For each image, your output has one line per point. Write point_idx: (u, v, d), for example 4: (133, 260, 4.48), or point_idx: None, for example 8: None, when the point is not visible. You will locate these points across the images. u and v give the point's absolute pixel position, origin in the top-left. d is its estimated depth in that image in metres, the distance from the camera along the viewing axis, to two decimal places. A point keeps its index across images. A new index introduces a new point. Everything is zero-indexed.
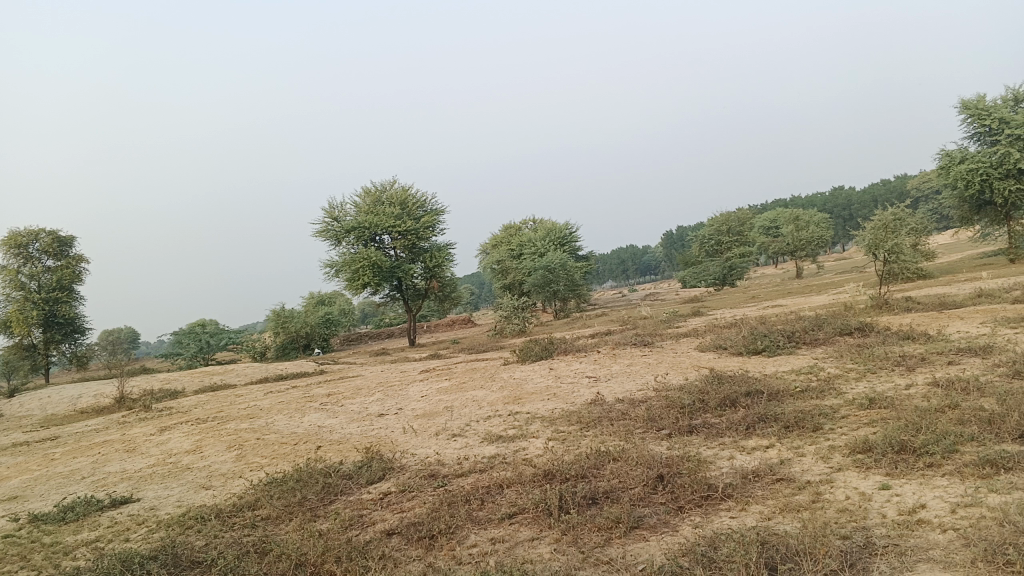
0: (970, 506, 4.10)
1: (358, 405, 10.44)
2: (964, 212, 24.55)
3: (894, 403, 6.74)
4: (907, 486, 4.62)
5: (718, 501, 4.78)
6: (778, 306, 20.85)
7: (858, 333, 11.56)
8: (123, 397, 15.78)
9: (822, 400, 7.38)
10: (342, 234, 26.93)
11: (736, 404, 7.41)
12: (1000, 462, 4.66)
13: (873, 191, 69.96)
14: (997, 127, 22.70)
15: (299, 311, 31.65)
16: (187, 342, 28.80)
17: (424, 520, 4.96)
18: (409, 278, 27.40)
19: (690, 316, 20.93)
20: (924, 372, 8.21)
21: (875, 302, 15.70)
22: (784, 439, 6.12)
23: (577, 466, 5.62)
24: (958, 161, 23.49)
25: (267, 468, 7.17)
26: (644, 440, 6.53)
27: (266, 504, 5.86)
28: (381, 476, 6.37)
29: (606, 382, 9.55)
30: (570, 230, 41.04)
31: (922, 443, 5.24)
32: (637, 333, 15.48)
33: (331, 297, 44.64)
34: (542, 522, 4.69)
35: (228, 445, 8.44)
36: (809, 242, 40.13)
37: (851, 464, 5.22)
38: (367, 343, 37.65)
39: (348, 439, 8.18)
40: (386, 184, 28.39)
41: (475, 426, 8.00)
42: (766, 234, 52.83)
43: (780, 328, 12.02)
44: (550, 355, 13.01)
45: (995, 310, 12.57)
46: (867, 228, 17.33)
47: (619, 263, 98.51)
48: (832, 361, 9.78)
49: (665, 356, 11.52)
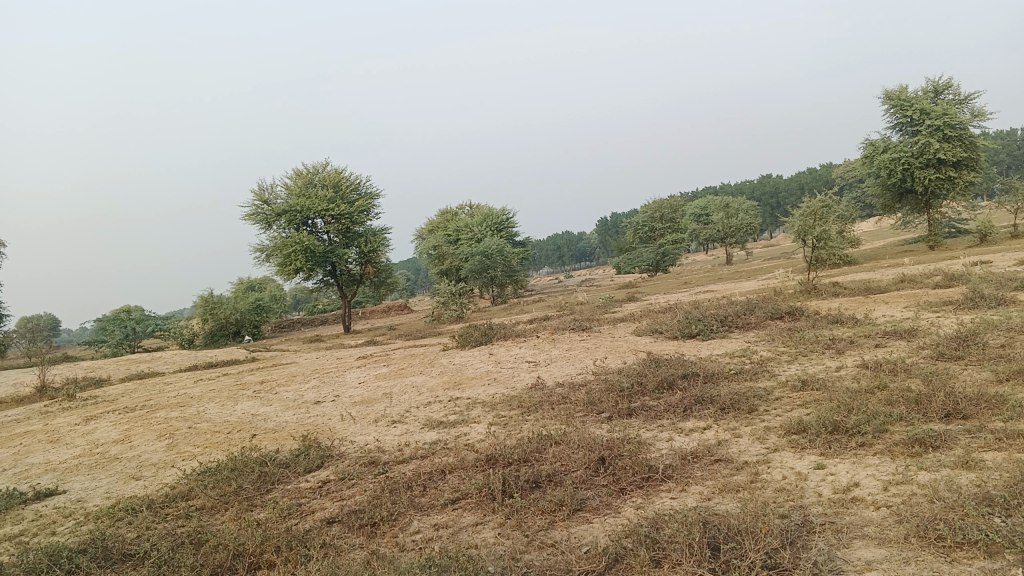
0: (901, 483, 4.23)
1: (295, 393, 10.26)
2: (887, 200, 25.40)
3: (825, 385, 6.92)
4: (840, 466, 4.75)
5: (658, 482, 4.83)
6: (710, 291, 21.26)
7: (788, 317, 11.86)
8: (45, 386, 15.18)
9: (756, 383, 7.54)
10: (273, 218, 26.34)
11: (674, 387, 7.51)
12: (928, 440, 4.83)
13: (800, 179, 71.78)
14: (918, 118, 23.48)
15: (229, 297, 30.92)
16: (112, 329, 27.88)
17: (365, 507, 4.89)
18: (343, 262, 27.00)
19: (626, 302, 21.20)
20: (853, 354, 8.47)
21: (804, 287, 16.13)
22: (721, 421, 6.23)
23: (519, 450, 5.62)
24: (881, 150, 24.25)
25: (200, 458, 6.97)
26: (585, 423, 6.56)
27: (200, 494, 5.70)
28: (320, 463, 6.26)
29: (545, 366, 9.58)
30: (506, 215, 41.04)
31: (854, 423, 5.39)
32: (575, 318, 15.59)
33: (262, 283, 43.78)
34: (485, 507, 4.67)
35: (159, 434, 8.19)
36: (740, 228, 41.00)
37: (786, 445, 5.34)
38: (301, 330, 37.07)
39: (284, 426, 8.02)
40: (318, 166, 27.86)
41: (415, 412, 7.94)
42: (698, 221, 53.75)
43: (715, 313, 12.25)
44: (489, 339, 13.00)
45: (916, 294, 13.04)
46: (796, 215, 17.79)
47: (555, 249, 99.13)
48: (765, 344, 10.01)
49: (603, 340, 11.62)
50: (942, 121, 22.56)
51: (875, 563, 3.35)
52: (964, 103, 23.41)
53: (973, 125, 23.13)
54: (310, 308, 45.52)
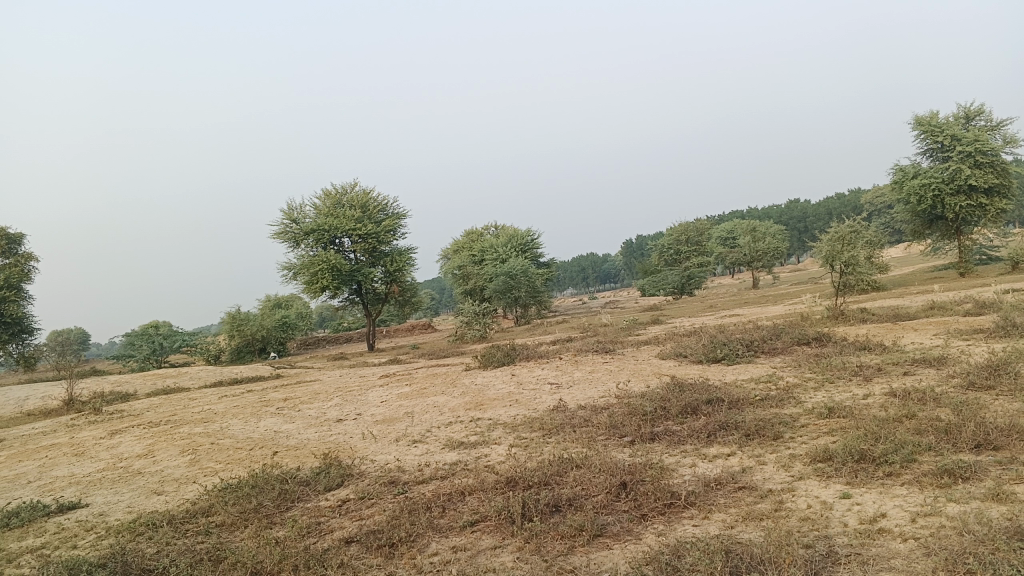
0: (930, 514, 4.14)
1: (317, 410, 10.28)
2: (916, 226, 25.10)
3: (852, 413, 6.81)
4: (867, 496, 4.65)
5: (680, 509, 4.77)
6: (736, 315, 21.07)
7: (815, 343, 11.71)
8: (72, 400, 15.34)
9: (781, 409, 7.43)
10: (300, 236, 26.58)
11: (697, 412, 7.42)
12: (957, 471, 4.73)
13: (828, 204, 71.21)
14: (949, 144, 23.23)
15: (255, 314, 31.18)
16: (140, 344, 28.20)
17: (384, 528, 4.87)
18: (369, 281, 27.15)
19: (650, 325, 21.08)
20: (881, 382, 8.33)
21: (831, 313, 15.93)
22: (745, 447, 6.15)
23: (540, 473, 5.57)
24: (911, 176, 24.00)
25: (221, 474, 7.00)
26: (606, 447, 6.50)
27: (220, 510, 5.71)
28: (340, 482, 6.25)
29: (568, 388, 9.53)
30: (532, 236, 41.08)
31: (882, 452, 5.29)
32: (599, 340, 15.51)
33: (288, 300, 44.13)
34: (505, 530, 4.63)
35: (182, 449, 8.24)
36: (766, 252, 40.71)
37: (812, 473, 5.25)
38: (325, 347, 37.26)
39: (306, 444, 8.04)
40: (346, 186, 28.11)
41: (436, 432, 7.92)
42: (724, 245, 53.47)
43: (740, 337, 12.13)
44: (512, 360, 12.97)
45: (947, 322, 12.83)
46: (824, 240, 17.63)
47: (580, 270, 98.99)
48: (791, 370, 9.89)
49: (626, 363, 11.54)
50: (974, 147, 22.30)
51: None
52: (996, 129, 23.14)
53: (1005, 152, 22.84)
54: (334, 326, 45.78)
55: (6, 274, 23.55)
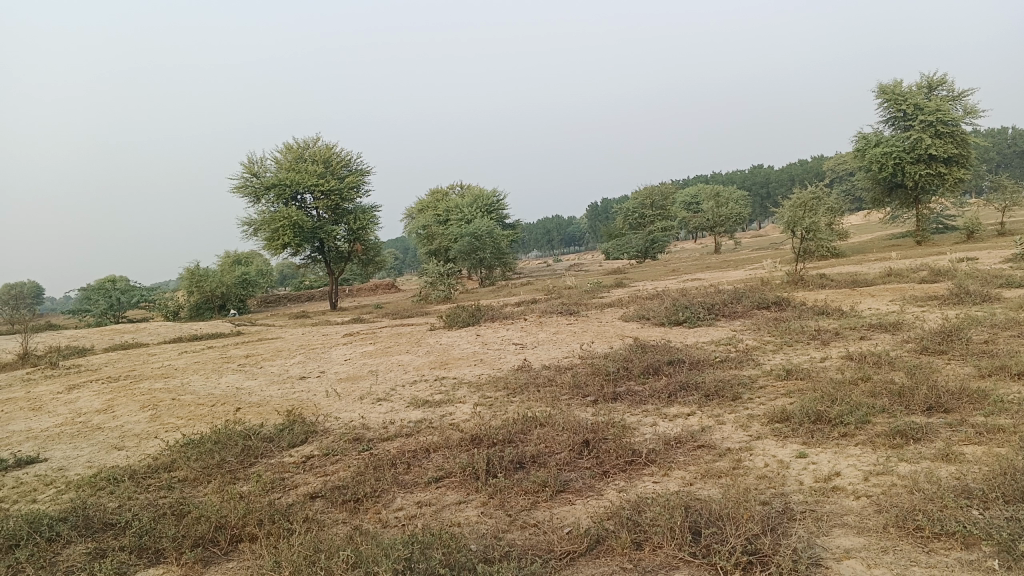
0: (882, 473, 4.28)
1: (279, 368, 10.25)
2: (877, 194, 25.45)
3: (810, 375, 6.96)
4: (822, 455, 4.78)
5: (641, 466, 4.86)
6: (698, 279, 21.27)
7: (775, 307, 11.95)
8: (28, 354, 15.10)
9: (740, 370, 7.59)
10: (261, 191, 26.15)
11: (659, 372, 7.55)
12: (909, 433, 4.87)
13: (791, 171, 71.94)
14: (911, 113, 23.49)
15: (215, 270, 30.72)
16: (96, 299, 27.81)
17: (349, 484, 4.89)
18: (332, 239, 26.91)
19: (613, 287, 21.20)
20: (838, 345, 8.53)
21: (792, 278, 16.18)
22: (705, 407, 6.27)
23: (504, 431, 5.62)
24: (873, 144, 24.31)
25: (183, 430, 6.94)
26: (569, 406, 6.59)
27: (183, 465, 5.68)
28: (304, 439, 6.25)
29: (532, 349, 9.60)
30: (498, 197, 40.95)
31: (837, 413, 5.43)
32: (563, 302, 15.57)
33: (249, 257, 43.58)
34: (469, 486, 4.68)
35: (142, 404, 8.16)
36: (729, 218, 41.07)
37: (770, 433, 5.37)
38: (287, 306, 36.96)
39: (269, 401, 8.01)
40: (309, 141, 27.63)
41: (401, 390, 7.93)
42: (688, 209, 53.87)
43: (701, 301, 12.30)
44: (477, 321, 12.98)
45: (903, 288, 13.12)
46: (786, 206, 17.84)
47: (545, 232, 99.11)
48: (750, 333, 10.06)
49: (590, 325, 11.61)
50: (935, 117, 22.61)
51: (854, 551, 3.37)
52: (957, 99, 23.48)
53: (965, 122, 23.22)
54: (296, 284, 45.40)
55: None
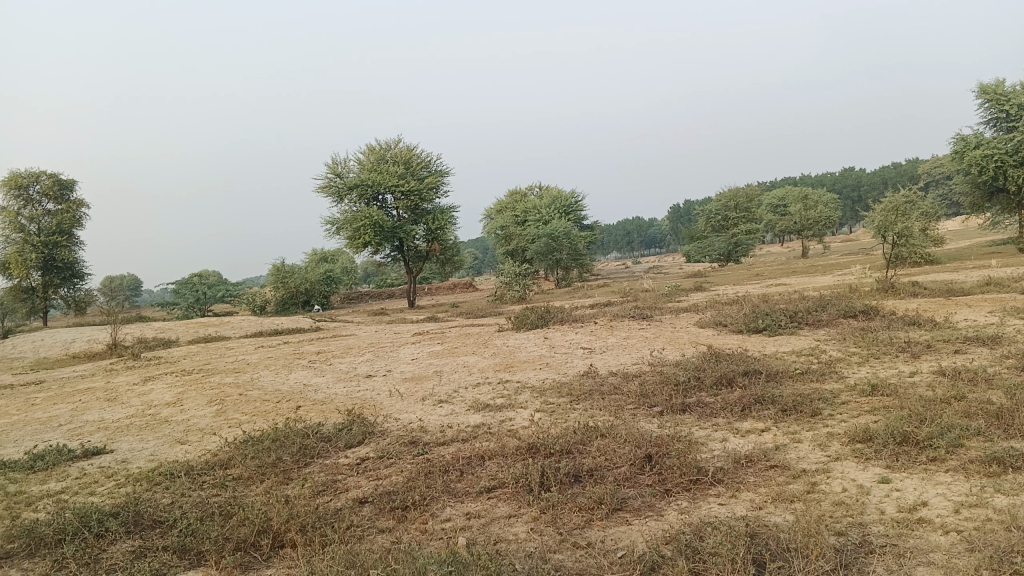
0: (975, 506, 3.86)
1: (346, 365, 10.23)
2: (976, 198, 24.08)
3: (897, 391, 6.47)
4: (908, 481, 4.37)
5: (706, 486, 4.54)
6: (781, 285, 20.52)
7: (861, 316, 11.33)
8: (115, 344, 15.59)
9: (821, 384, 7.15)
10: (344, 191, 26.54)
11: (732, 383, 7.17)
12: (1007, 460, 4.41)
13: (884, 174, 69.20)
14: (1016, 113, 22.15)
15: (299, 267, 31.35)
16: (184, 292, 28.78)
17: (399, 490, 4.74)
18: (411, 239, 27.10)
19: (691, 291, 20.67)
20: (930, 360, 7.96)
21: (882, 285, 15.37)
22: (780, 423, 5.88)
23: (563, 441, 5.37)
24: (973, 146, 23.00)
25: (245, 426, 6.93)
26: (634, 416, 6.29)
27: (239, 463, 5.64)
28: (361, 440, 6.14)
29: (601, 354, 9.31)
30: (576, 197, 40.60)
31: (926, 435, 4.99)
32: (637, 305, 15.21)
33: (334, 254, 44.52)
34: (521, 499, 4.46)
35: (209, 399, 8.24)
36: (817, 221, 39.64)
37: (849, 454, 4.98)
38: (367, 303, 37.55)
39: (332, 399, 7.97)
40: (390, 142, 27.92)
41: (463, 393, 7.77)
42: (774, 213, 52.38)
43: (782, 308, 11.76)
44: (547, 323, 12.74)
45: (1003, 299, 12.27)
46: (877, 210, 16.95)
47: (625, 234, 98.12)
48: (834, 344, 9.52)
49: (663, 330, 11.21)
50: None
51: None
52: None
53: None
54: (378, 282, 46.11)
55: (57, 221, 24.08)
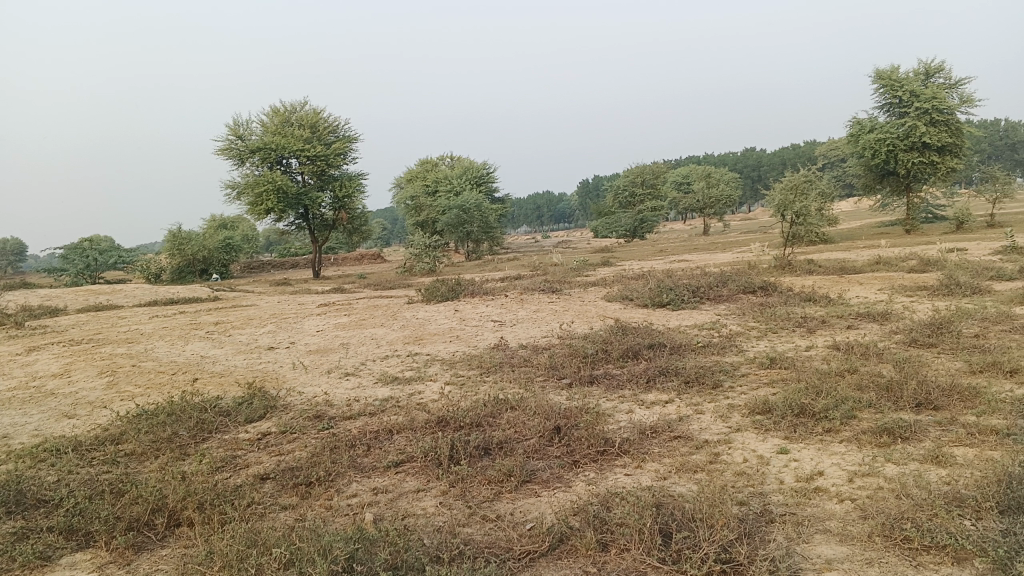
0: (867, 475, 4.02)
1: (248, 337, 9.90)
2: (868, 181, 25.19)
3: (794, 364, 6.70)
4: (805, 452, 4.53)
5: (614, 457, 4.59)
6: (685, 261, 21.02)
7: (760, 292, 11.71)
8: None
9: (723, 357, 7.34)
10: (246, 154, 25.61)
11: (639, 356, 7.28)
12: (897, 431, 4.61)
13: (782, 155, 71.65)
14: (907, 100, 23.18)
15: (198, 234, 30.20)
16: (72, 258, 27.28)
17: (303, 465, 4.60)
18: (316, 206, 26.45)
19: (599, 266, 20.92)
20: (824, 334, 8.28)
21: (780, 262, 15.92)
22: (684, 395, 6.00)
23: (473, 414, 5.32)
24: (867, 130, 24.02)
25: (138, 399, 6.61)
26: (543, 388, 6.31)
27: (131, 438, 5.36)
28: (262, 414, 5.94)
29: (510, 327, 9.31)
30: (487, 169, 40.47)
31: (823, 407, 5.17)
32: (546, 279, 15.26)
33: (234, 221, 42.98)
34: (430, 473, 4.40)
35: (100, 370, 7.83)
36: (720, 200, 40.78)
37: (750, 425, 5.11)
38: (270, 272, 36.50)
39: (232, 371, 7.70)
40: (296, 105, 27.06)
41: (370, 365, 7.63)
42: (679, 190, 53.54)
43: (687, 283, 12.03)
44: (457, 295, 12.65)
45: (892, 277, 12.88)
46: (777, 189, 17.56)
47: (534, 207, 98.62)
48: (735, 318, 9.80)
49: (572, 304, 11.30)
50: (931, 105, 22.32)
51: (836, 563, 3.12)
52: (954, 87, 23.20)
53: (961, 111, 22.96)
54: (281, 251, 44.85)
55: None
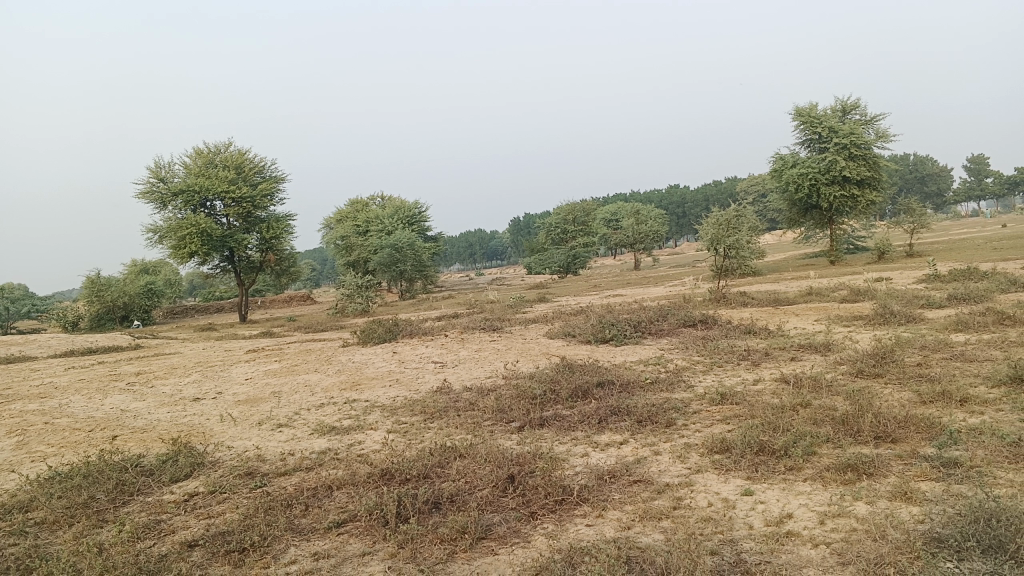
0: (839, 516, 3.85)
1: (173, 388, 9.33)
2: (792, 214, 25.80)
3: (746, 400, 6.58)
4: (769, 493, 4.35)
5: (572, 506, 4.32)
6: (620, 296, 21.06)
7: (700, 325, 11.69)
8: None
9: (672, 394, 7.17)
10: (167, 197, 24.77)
11: (587, 395, 7.07)
12: (861, 467, 4.48)
13: (706, 191, 73.39)
14: (826, 135, 23.88)
15: (118, 280, 28.97)
16: None
17: (235, 529, 4.21)
18: (243, 248, 25.70)
19: (536, 302, 20.71)
20: (770, 367, 8.23)
21: (715, 295, 16.00)
22: (639, 435, 5.80)
23: (419, 464, 5.00)
24: (789, 165, 24.62)
25: (50, 461, 6.07)
26: (492, 433, 6.03)
27: (42, 505, 4.86)
28: (189, 472, 5.49)
29: (453, 368, 9.00)
30: (419, 209, 40.16)
31: (782, 444, 5.02)
32: (484, 317, 14.99)
33: (156, 266, 41.56)
34: (376, 533, 4.06)
35: (8, 429, 7.21)
36: (649, 235, 41.27)
37: (710, 466, 4.92)
38: (194, 317, 35.31)
39: (155, 426, 7.16)
40: (219, 146, 26.38)
41: (306, 415, 7.21)
42: (609, 226, 54.13)
43: (627, 318, 11.92)
44: (395, 337, 12.27)
45: (826, 308, 13.04)
46: (708, 224, 17.70)
47: (467, 245, 98.43)
48: (678, 353, 9.70)
49: (514, 342, 11.05)
50: (849, 140, 23.06)
51: None
52: (870, 123, 24.07)
53: (877, 146, 23.79)
54: (207, 294, 43.56)
55: None
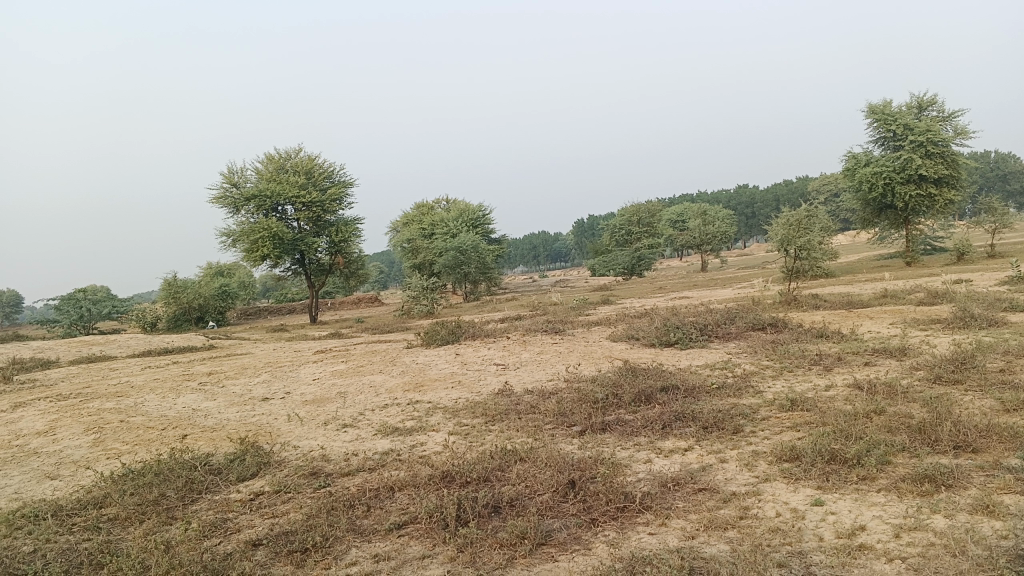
0: (915, 529, 3.68)
1: (242, 387, 9.53)
2: (866, 215, 25.04)
3: (817, 406, 6.37)
4: (841, 503, 4.19)
5: (634, 514, 4.24)
6: (686, 298, 20.75)
7: (769, 328, 11.40)
8: None
9: (739, 399, 6.99)
10: (240, 202, 25.41)
11: (651, 399, 6.95)
12: (939, 478, 4.27)
13: (775, 191, 71.86)
14: (901, 133, 23.10)
15: (193, 282, 29.89)
16: (66, 309, 27.03)
17: (298, 529, 4.25)
18: (312, 252, 26.19)
19: (601, 305, 20.54)
20: (842, 372, 7.97)
21: (785, 298, 15.61)
22: (704, 441, 5.66)
23: (480, 467, 4.98)
24: (862, 163, 23.92)
25: (124, 458, 6.25)
26: (553, 437, 5.97)
27: (115, 502, 5.00)
28: (256, 472, 5.59)
29: (515, 370, 8.97)
30: (484, 211, 40.33)
31: (855, 452, 4.83)
32: (548, 319, 14.92)
33: (230, 269, 42.78)
34: (436, 537, 4.05)
35: (86, 427, 7.46)
36: (716, 236, 40.57)
37: (778, 474, 4.77)
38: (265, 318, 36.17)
39: (224, 426, 7.31)
40: (290, 151, 26.95)
41: (370, 416, 7.26)
42: (675, 227, 53.45)
43: (693, 320, 11.71)
44: (458, 339, 12.31)
45: (902, 311, 12.58)
46: (778, 225, 17.30)
47: (531, 247, 98.45)
48: (746, 357, 9.47)
49: (577, 345, 10.96)
50: (925, 137, 22.26)
51: None
52: (948, 120, 23.20)
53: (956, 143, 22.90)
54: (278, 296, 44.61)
55: None
